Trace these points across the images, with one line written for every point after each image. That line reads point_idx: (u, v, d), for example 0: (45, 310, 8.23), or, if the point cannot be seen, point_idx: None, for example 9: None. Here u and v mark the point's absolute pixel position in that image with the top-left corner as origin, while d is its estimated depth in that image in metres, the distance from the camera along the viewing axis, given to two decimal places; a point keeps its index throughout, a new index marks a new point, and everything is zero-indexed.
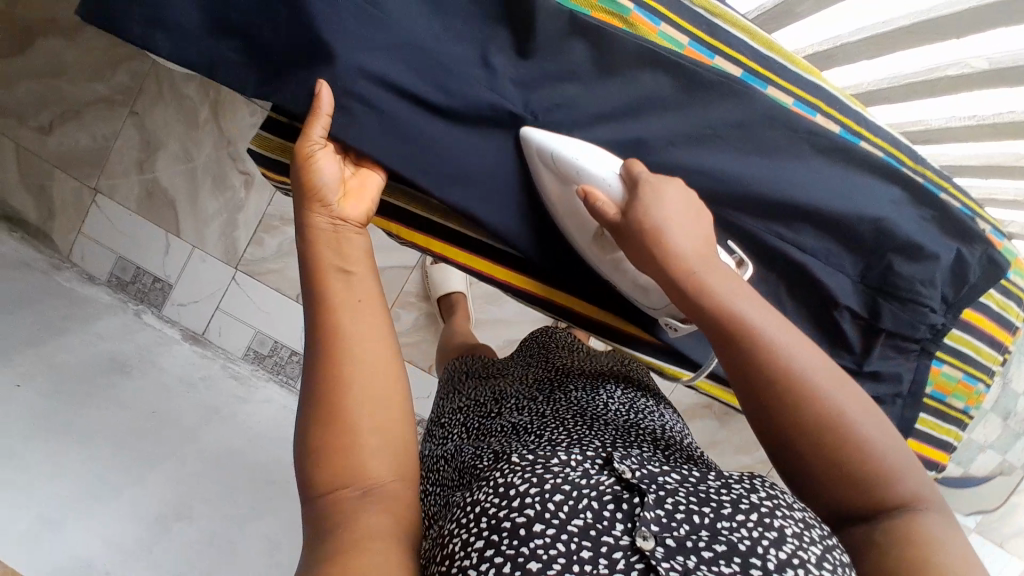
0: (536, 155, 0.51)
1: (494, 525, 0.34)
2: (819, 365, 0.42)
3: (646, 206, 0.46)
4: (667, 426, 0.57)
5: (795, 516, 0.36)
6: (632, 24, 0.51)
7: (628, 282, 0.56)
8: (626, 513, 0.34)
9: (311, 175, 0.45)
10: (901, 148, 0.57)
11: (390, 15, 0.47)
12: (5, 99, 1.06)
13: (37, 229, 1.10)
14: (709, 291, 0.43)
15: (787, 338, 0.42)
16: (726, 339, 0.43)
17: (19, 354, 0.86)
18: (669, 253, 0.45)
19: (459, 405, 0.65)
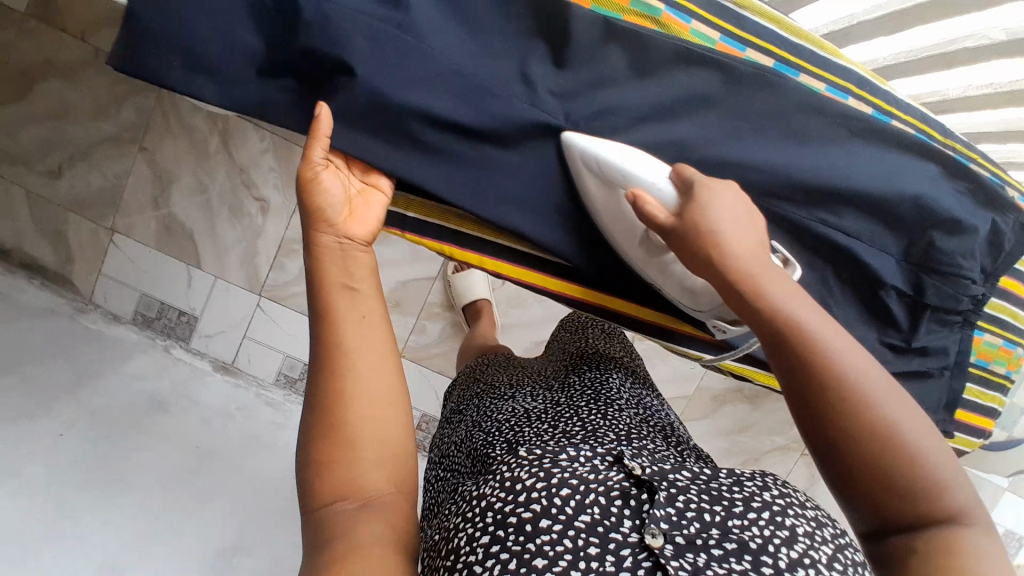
0: (579, 161, 0.51)
1: (501, 520, 0.39)
2: (873, 371, 0.40)
3: (701, 209, 0.47)
4: (664, 425, 0.62)
5: (807, 515, 0.41)
6: (664, 25, 0.52)
7: (674, 286, 0.56)
8: (635, 511, 0.39)
9: (313, 197, 0.46)
10: (930, 124, 0.58)
11: (429, 42, 0.48)
12: (9, 146, 1.04)
13: (57, 274, 1.09)
14: (764, 293, 0.43)
15: (843, 342, 0.41)
16: (779, 340, 0.42)
17: (56, 404, 0.86)
18: (721, 256, 0.45)
19: (474, 395, 0.72)
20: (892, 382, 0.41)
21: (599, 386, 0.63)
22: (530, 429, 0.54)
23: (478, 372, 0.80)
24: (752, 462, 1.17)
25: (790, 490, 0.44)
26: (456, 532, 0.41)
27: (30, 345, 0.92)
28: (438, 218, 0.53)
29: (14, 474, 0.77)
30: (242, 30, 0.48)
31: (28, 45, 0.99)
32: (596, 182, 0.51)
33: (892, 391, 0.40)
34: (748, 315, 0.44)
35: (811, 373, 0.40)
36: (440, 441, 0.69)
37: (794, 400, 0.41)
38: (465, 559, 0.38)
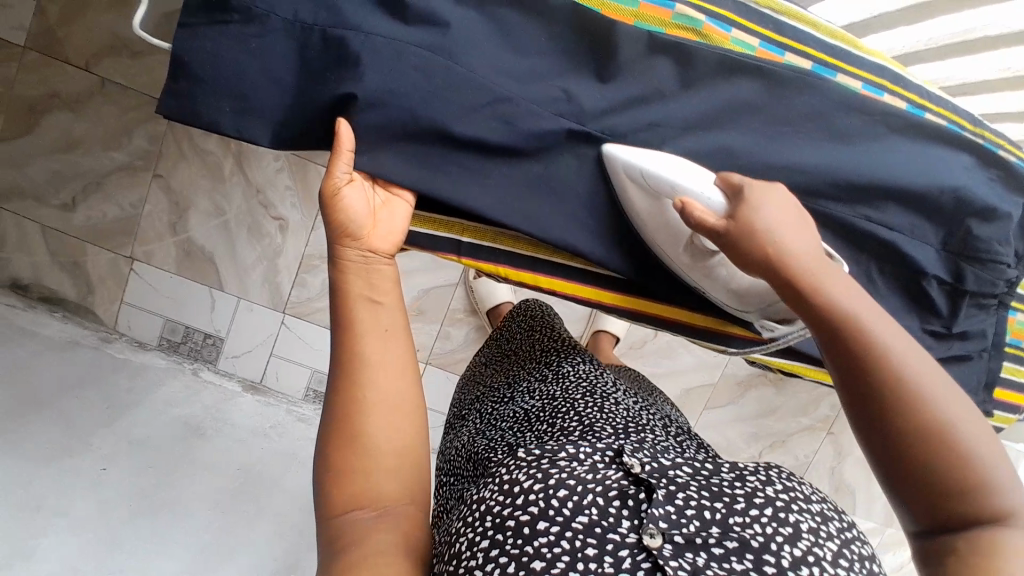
0: (620, 171, 0.51)
1: (500, 524, 0.40)
2: (932, 371, 0.38)
3: (752, 209, 0.44)
4: (671, 422, 0.63)
5: (812, 510, 0.42)
6: (705, 36, 0.54)
7: (719, 288, 0.54)
8: (633, 510, 0.40)
9: (337, 213, 0.47)
10: (960, 114, 0.60)
11: (476, 67, 0.49)
12: (19, 181, 1.03)
13: (78, 306, 1.09)
14: (822, 289, 0.41)
15: (902, 343, 0.39)
16: (837, 339, 0.40)
17: (97, 437, 0.86)
18: (778, 256, 0.42)
19: (475, 400, 0.73)
20: (954, 386, 0.38)
21: (592, 380, 0.63)
22: (531, 434, 0.55)
23: (475, 374, 0.82)
24: (777, 444, 1.20)
25: (795, 483, 0.44)
26: (457, 536, 0.42)
27: (63, 378, 0.92)
28: (493, 242, 0.54)
29: (64, 507, 0.77)
30: (292, 69, 0.49)
31: (33, 79, 0.98)
32: (640, 192, 0.51)
33: (945, 388, 0.38)
34: (804, 312, 0.42)
35: (869, 368, 0.38)
36: (444, 449, 0.70)
37: (850, 395, 0.39)
38: (467, 564, 0.39)
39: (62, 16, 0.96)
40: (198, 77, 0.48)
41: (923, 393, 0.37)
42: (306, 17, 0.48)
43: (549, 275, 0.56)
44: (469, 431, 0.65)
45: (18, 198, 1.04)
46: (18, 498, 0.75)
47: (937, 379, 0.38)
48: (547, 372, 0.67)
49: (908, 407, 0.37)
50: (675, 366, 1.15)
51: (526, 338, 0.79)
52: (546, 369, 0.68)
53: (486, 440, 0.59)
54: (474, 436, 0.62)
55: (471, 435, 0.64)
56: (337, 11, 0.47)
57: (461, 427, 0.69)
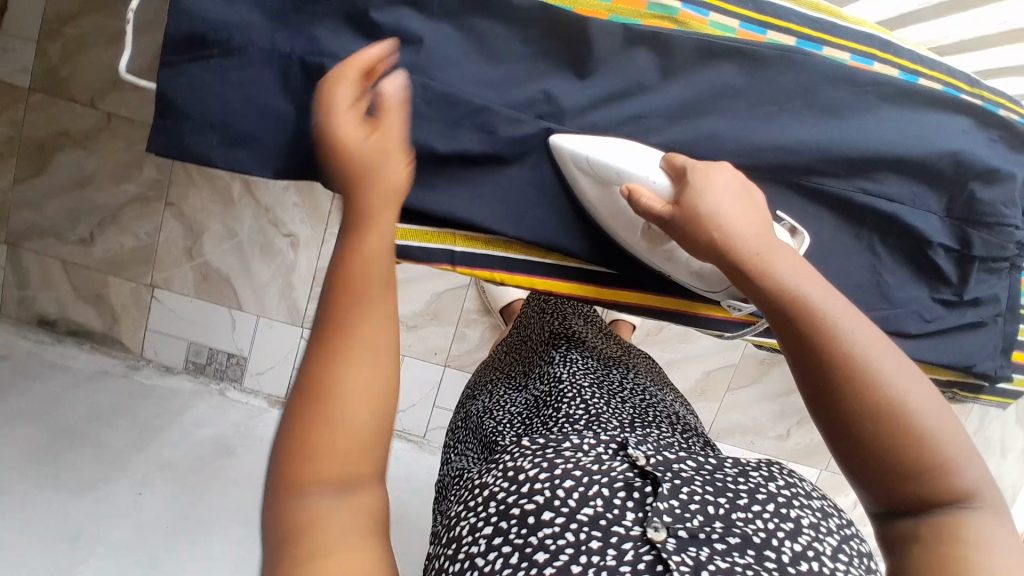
0: (569, 162, 0.50)
1: (504, 510, 0.43)
2: (883, 349, 0.37)
3: (695, 194, 0.45)
4: (682, 413, 0.65)
5: (812, 506, 0.45)
6: (683, 23, 0.53)
7: (683, 271, 0.53)
8: (639, 502, 0.42)
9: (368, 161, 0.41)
10: (956, 76, 0.58)
11: (454, 81, 0.50)
12: (37, 221, 1.07)
13: (105, 336, 1.12)
14: (768, 274, 0.41)
15: (852, 321, 0.38)
16: (787, 322, 0.39)
17: (131, 461, 0.89)
18: (724, 239, 0.43)
19: (491, 379, 0.75)
20: (905, 361, 0.38)
21: (598, 372, 0.64)
22: (538, 419, 0.57)
23: (494, 358, 0.83)
24: (805, 420, 1.19)
25: (796, 480, 0.47)
26: (461, 520, 0.46)
27: (95, 407, 0.95)
28: (485, 248, 0.53)
29: (104, 534, 0.81)
30: (276, 97, 0.50)
31: (43, 120, 1.01)
32: (589, 180, 0.50)
33: (902, 368, 0.37)
34: (754, 295, 0.42)
35: (814, 349, 0.38)
36: (456, 424, 0.73)
37: (801, 379, 0.39)
38: (469, 550, 0.43)
39: (62, 55, 0.98)
40: (186, 113, 0.50)
41: (876, 375, 0.36)
42: (283, 46, 0.49)
43: (548, 278, 0.55)
44: (480, 408, 0.68)
45: (38, 237, 1.08)
46: (59, 530, 0.79)
47: (888, 355, 0.37)
48: (555, 353, 0.67)
49: (858, 390, 0.36)
50: (695, 349, 1.14)
51: (536, 322, 0.80)
52: (552, 352, 0.68)
53: (495, 422, 0.61)
54: (483, 415, 0.65)
55: (480, 417, 0.66)
56: (315, 39, 0.49)
57: (473, 402, 0.72)
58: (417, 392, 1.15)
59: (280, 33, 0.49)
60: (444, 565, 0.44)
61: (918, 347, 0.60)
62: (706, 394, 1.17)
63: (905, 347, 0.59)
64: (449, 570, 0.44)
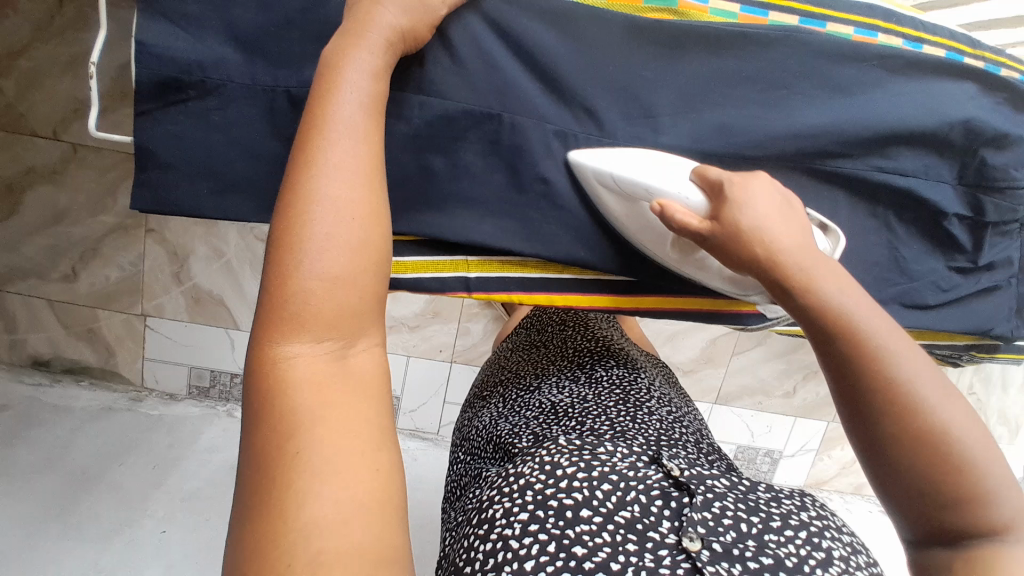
0: (591, 177, 0.49)
1: (541, 501, 0.43)
2: (926, 369, 0.37)
3: (735, 208, 0.43)
4: (705, 431, 0.65)
5: (843, 540, 0.43)
6: (682, 13, 0.50)
7: (715, 278, 0.51)
8: (675, 512, 0.43)
9: (341, 71, 0.38)
10: (959, 39, 0.56)
11: (451, 102, 0.48)
12: (16, 262, 1.03)
13: (103, 370, 1.10)
14: (813, 287, 0.39)
15: (893, 339, 0.37)
16: (827, 335, 0.38)
17: (151, 500, 0.90)
18: (770, 254, 0.41)
19: (501, 377, 0.74)
20: (949, 385, 0.37)
21: (625, 384, 0.64)
22: (559, 427, 0.57)
23: (501, 356, 0.81)
24: (812, 374, 1.20)
25: (827, 513, 0.46)
26: (492, 503, 0.46)
27: (108, 447, 0.95)
28: (501, 271, 0.52)
29: None
30: (263, 135, 0.47)
31: (7, 159, 0.97)
32: (615, 197, 0.49)
33: (947, 393, 0.36)
34: (794, 310, 0.40)
35: (851, 359, 0.37)
36: (463, 425, 0.72)
37: (835, 384, 0.39)
38: (501, 531, 0.43)
39: (18, 90, 0.93)
40: (170, 164, 0.47)
41: (915, 394, 0.36)
42: (264, 79, 0.46)
43: (571, 293, 0.54)
44: (489, 412, 0.67)
45: (20, 279, 1.04)
46: None
47: (930, 375, 0.36)
48: (578, 368, 0.67)
49: (890, 399, 0.36)
50: None
51: (556, 326, 0.79)
52: (576, 367, 0.68)
53: (508, 424, 0.61)
54: (496, 419, 0.64)
55: (492, 417, 0.65)
56: (299, 72, 0.46)
57: (483, 406, 0.71)
58: (427, 390, 1.14)
59: (258, 66, 0.46)
60: (471, 544, 0.44)
61: (938, 318, 0.60)
62: (712, 360, 1.18)
63: (926, 320, 0.59)
64: (476, 548, 0.43)
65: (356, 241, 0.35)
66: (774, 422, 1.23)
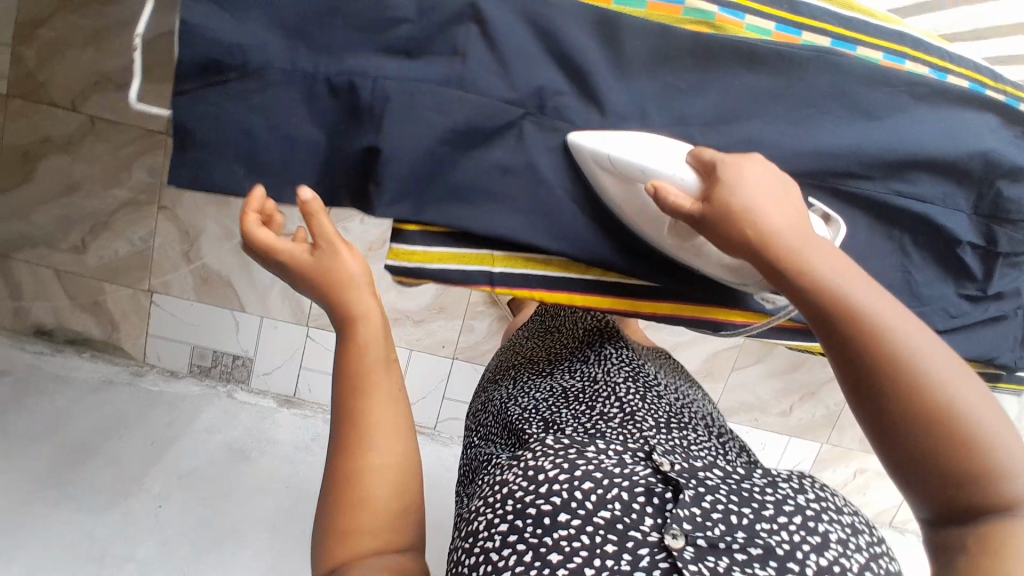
0: (589, 159, 0.49)
1: (520, 510, 0.43)
2: (927, 339, 0.35)
3: (728, 189, 0.42)
4: (713, 409, 0.66)
5: (842, 521, 0.43)
6: (719, 27, 0.51)
7: (713, 264, 0.51)
8: (658, 509, 0.42)
9: (356, 341, 0.45)
10: (982, 72, 0.58)
11: (490, 99, 0.48)
12: (26, 230, 1.03)
13: (105, 343, 1.10)
14: (804, 266, 0.38)
15: (884, 309, 0.36)
16: (823, 312, 0.37)
17: (147, 476, 0.90)
18: (761, 236, 0.40)
19: (514, 363, 0.77)
20: (957, 360, 0.35)
21: (632, 366, 0.65)
22: (568, 412, 0.58)
23: (517, 345, 0.83)
24: (810, 395, 1.21)
25: (827, 494, 0.45)
26: (478, 514, 0.45)
27: (107, 421, 0.94)
28: (525, 267, 0.53)
29: (130, 552, 0.83)
30: (300, 119, 0.47)
31: (23, 127, 0.97)
32: (611, 178, 0.49)
33: (953, 367, 0.34)
34: (790, 292, 0.39)
35: (845, 322, 0.36)
36: (477, 405, 0.75)
37: (837, 358, 0.37)
38: (483, 544, 0.43)
39: (39, 58, 0.94)
40: (206, 142, 0.47)
41: (919, 367, 0.34)
42: (305, 64, 0.46)
43: (591, 295, 0.55)
44: (501, 395, 0.69)
45: (29, 246, 1.04)
46: (83, 549, 0.81)
47: (931, 347, 0.35)
48: (589, 349, 0.70)
49: (896, 372, 0.34)
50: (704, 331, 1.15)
51: (566, 312, 0.81)
52: (589, 348, 0.70)
53: (519, 408, 0.62)
54: (506, 403, 0.66)
55: (504, 400, 0.67)
56: (339, 58, 0.46)
57: (496, 389, 0.73)
58: (428, 384, 1.15)
59: (300, 51, 0.46)
60: (460, 557, 0.45)
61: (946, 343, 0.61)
62: (712, 374, 1.19)
63: None
64: (464, 562, 0.44)
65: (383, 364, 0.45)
66: (768, 440, 1.25)
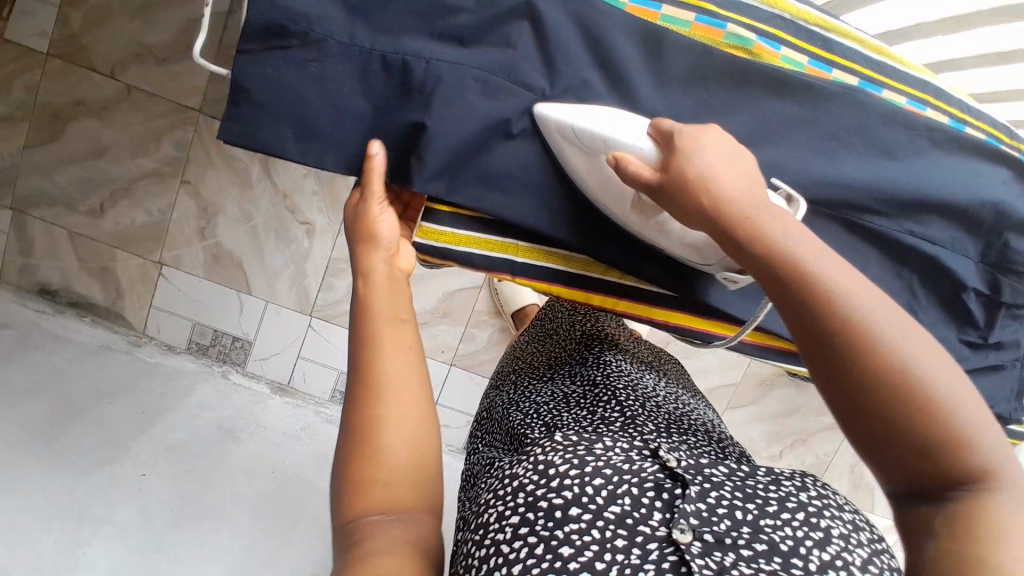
0: (554, 131, 0.49)
1: (532, 503, 0.43)
2: (884, 308, 0.36)
3: (687, 158, 0.43)
4: (712, 419, 0.67)
5: (843, 518, 0.44)
6: (755, 54, 0.53)
7: (675, 244, 0.52)
8: (666, 503, 0.43)
9: (370, 290, 0.47)
10: (998, 128, 0.60)
11: (532, 93, 0.50)
12: (47, 188, 1.05)
13: (108, 310, 1.11)
14: (762, 239, 0.39)
15: (845, 283, 0.37)
16: (783, 285, 0.38)
17: (134, 442, 0.88)
18: (717, 206, 0.41)
19: (517, 369, 0.78)
20: (919, 332, 0.36)
21: (635, 375, 0.67)
22: (571, 414, 0.58)
23: (518, 351, 0.84)
24: (799, 442, 1.24)
25: (828, 492, 0.47)
26: (488, 507, 0.46)
27: (101, 384, 0.94)
28: (546, 260, 0.55)
29: (108, 516, 0.80)
30: (352, 93, 0.49)
31: (59, 87, 1.00)
32: (577, 151, 0.49)
33: (915, 338, 0.36)
34: (751, 264, 0.40)
35: (810, 312, 0.37)
36: (480, 413, 0.75)
37: (799, 340, 0.38)
38: (494, 536, 0.43)
39: (84, 23, 0.98)
40: (260, 103, 0.48)
41: (882, 338, 0.35)
42: (363, 41, 0.48)
43: (601, 294, 0.57)
44: (504, 400, 0.70)
45: (49, 205, 1.07)
46: (62, 506, 0.78)
47: (890, 319, 0.36)
48: (590, 352, 0.71)
49: (860, 344, 0.35)
50: (700, 366, 1.17)
51: (567, 317, 0.83)
52: (589, 352, 0.72)
53: (523, 413, 0.62)
54: (509, 407, 0.66)
55: (506, 406, 0.67)
56: (396, 37, 0.48)
57: (497, 395, 0.74)
58: None
59: (359, 28, 0.48)
60: (468, 551, 0.44)
61: None
62: None
63: None
64: (473, 555, 0.43)
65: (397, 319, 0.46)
66: None
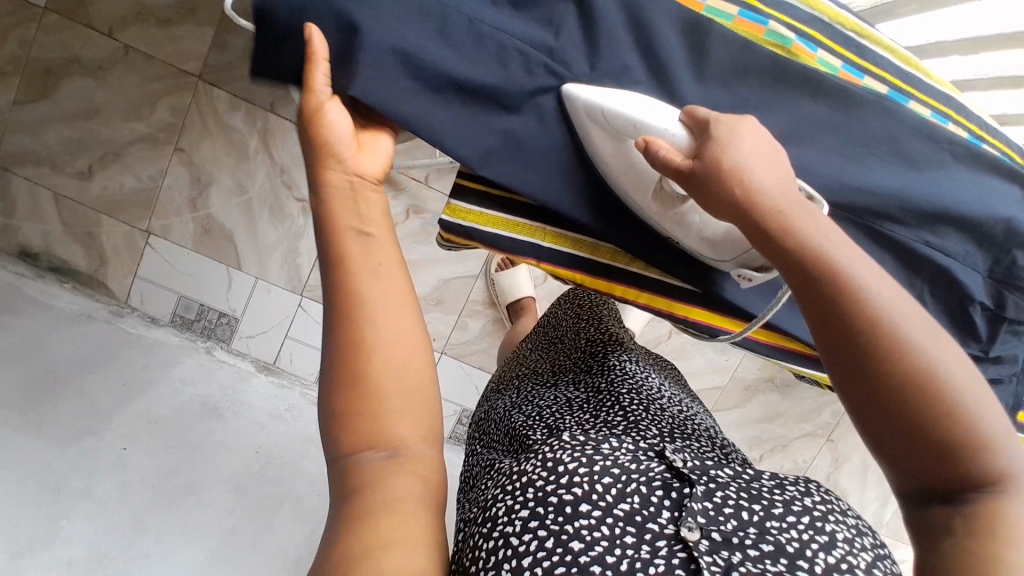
0: (583, 114, 0.48)
1: (542, 498, 0.43)
2: (901, 305, 0.38)
3: (721, 147, 0.42)
4: (716, 425, 0.67)
5: (848, 522, 0.44)
6: (793, 54, 0.53)
7: (692, 237, 0.52)
8: (675, 502, 0.43)
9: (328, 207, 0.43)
10: (1012, 147, 0.62)
11: (571, 74, 0.49)
12: (35, 147, 1.01)
13: (90, 278, 1.08)
14: (795, 233, 0.40)
15: (877, 282, 0.38)
16: (809, 280, 0.39)
17: (115, 415, 0.85)
18: (748, 196, 0.41)
19: (518, 372, 0.78)
20: (943, 336, 0.38)
21: (638, 378, 0.67)
22: (573, 417, 0.58)
23: (521, 357, 0.83)
24: (779, 447, 1.26)
25: (832, 498, 0.47)
26: (496, 502, 0.45)
27: (85, 355, 0.91)
28: (572, 248, 0.55)
29: (89, 490, 0.76)
30: None
31: (53, 42, 0.96)
32: (603, 134, 0.48)
33: (938, 343, 0.37)
34: (780, 254, 0.41)
35: (840, 317, 0.38)
36: (479, 415, 0.74)
37: (821, 343, 0.39)
38: (503, 529, 0.42)
39: None
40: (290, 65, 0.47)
41: (900, 334, 0.37)
42: None
43: (623, 283, 0.58)
44: (506, 403, 0.69)
45: (35, 165, 1.02)
46: (41, 479, 0.74)
47: (911, 320, 0.38)
48: (592, 360, 0.71)
49: (895, 354, 0.36)
50: (688, 368, 1.18)
51: (568, 323, 0.83)
52: (592, 359, 0.71)
53: (524, 415, 0.62)
54: (511, 410, 0.65)
55: (506, 409, 0.67)
56: None
57: (498, 398, 0.73)
58: None
59: None
60: (476, 542, 0.43)
61: None
62: None
63: None
64: (480, 547, 0.42)
65: (396, 267, 0.43)
66: None
